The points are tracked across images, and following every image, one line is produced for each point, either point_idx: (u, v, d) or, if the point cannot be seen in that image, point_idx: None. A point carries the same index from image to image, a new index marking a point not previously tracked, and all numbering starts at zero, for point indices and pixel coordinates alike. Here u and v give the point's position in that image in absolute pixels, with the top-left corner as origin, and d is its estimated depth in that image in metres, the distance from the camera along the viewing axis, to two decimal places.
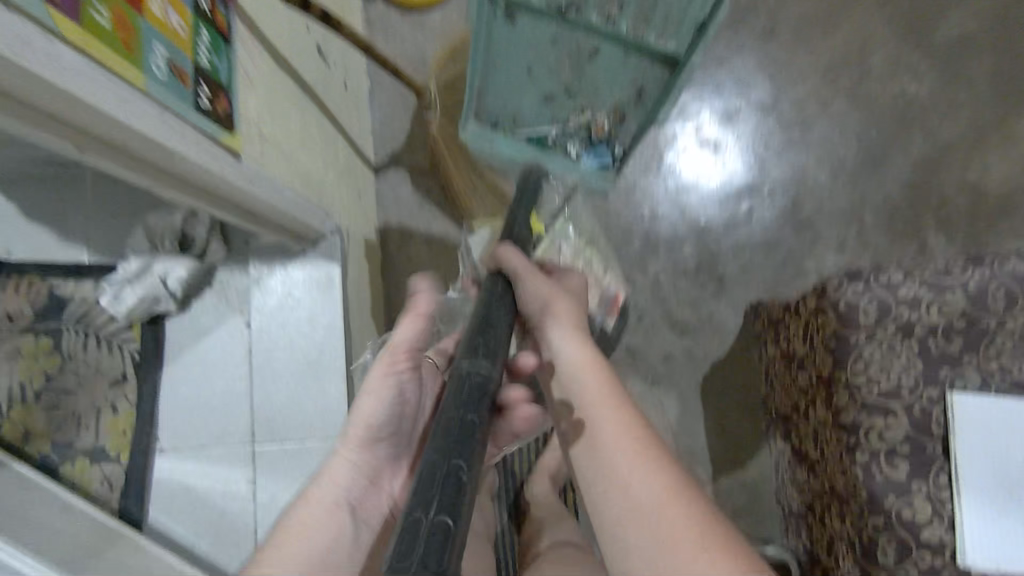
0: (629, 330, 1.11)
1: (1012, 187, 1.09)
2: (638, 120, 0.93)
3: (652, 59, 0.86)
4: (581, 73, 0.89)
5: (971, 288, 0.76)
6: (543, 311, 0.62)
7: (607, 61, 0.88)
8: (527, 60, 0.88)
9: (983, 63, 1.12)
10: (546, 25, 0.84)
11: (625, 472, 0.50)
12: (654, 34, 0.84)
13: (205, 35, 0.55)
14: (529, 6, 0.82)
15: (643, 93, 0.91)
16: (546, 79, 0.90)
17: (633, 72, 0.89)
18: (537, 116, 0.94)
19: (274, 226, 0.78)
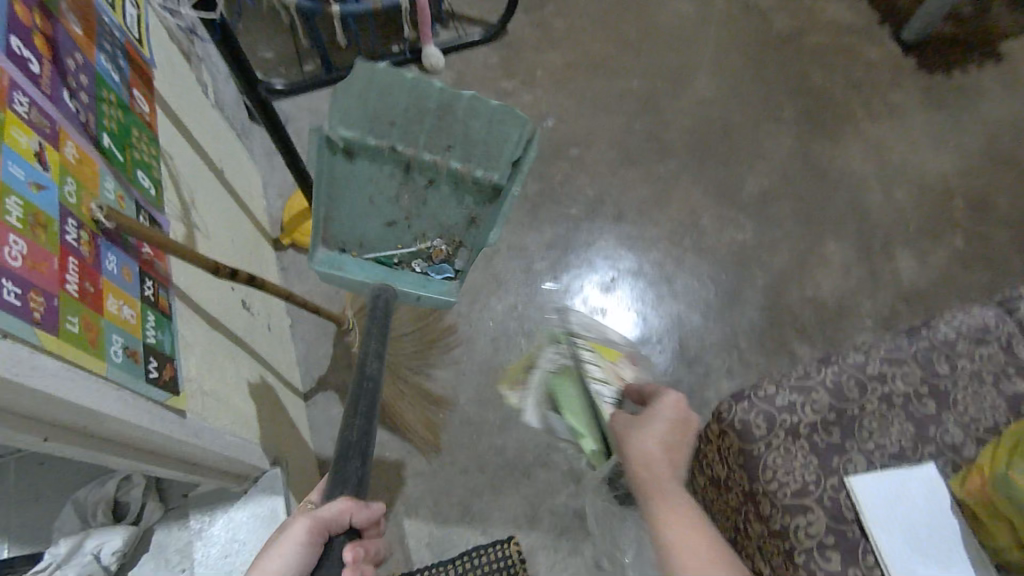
0: (572, 493, 1.17)
1: (840, 293, 1.33)
2: (467, 238, 1.04)
3: (480, 189, 0.98)
4: (417, 199, 1.00)
5: (830, 384, 0.91)
6: (642, 438, 0.79)
7: (439, 191, 0.99)
8: (365, 184, 0.97)
9: (785, 207, 1.41)
10: (383, 161, 0.95)
11: (691, 538, 0.67)
12: (478, 170, 0.95)
13: (150, 318, 0.64)
14: (362, 144, 0.92)
15: (477, 218, 1.02)
16: (385, 198, 0.99)
17: (463, 196, 1.00)
18: (379, 233, 1.03)
19: (216, 472, 0.82)
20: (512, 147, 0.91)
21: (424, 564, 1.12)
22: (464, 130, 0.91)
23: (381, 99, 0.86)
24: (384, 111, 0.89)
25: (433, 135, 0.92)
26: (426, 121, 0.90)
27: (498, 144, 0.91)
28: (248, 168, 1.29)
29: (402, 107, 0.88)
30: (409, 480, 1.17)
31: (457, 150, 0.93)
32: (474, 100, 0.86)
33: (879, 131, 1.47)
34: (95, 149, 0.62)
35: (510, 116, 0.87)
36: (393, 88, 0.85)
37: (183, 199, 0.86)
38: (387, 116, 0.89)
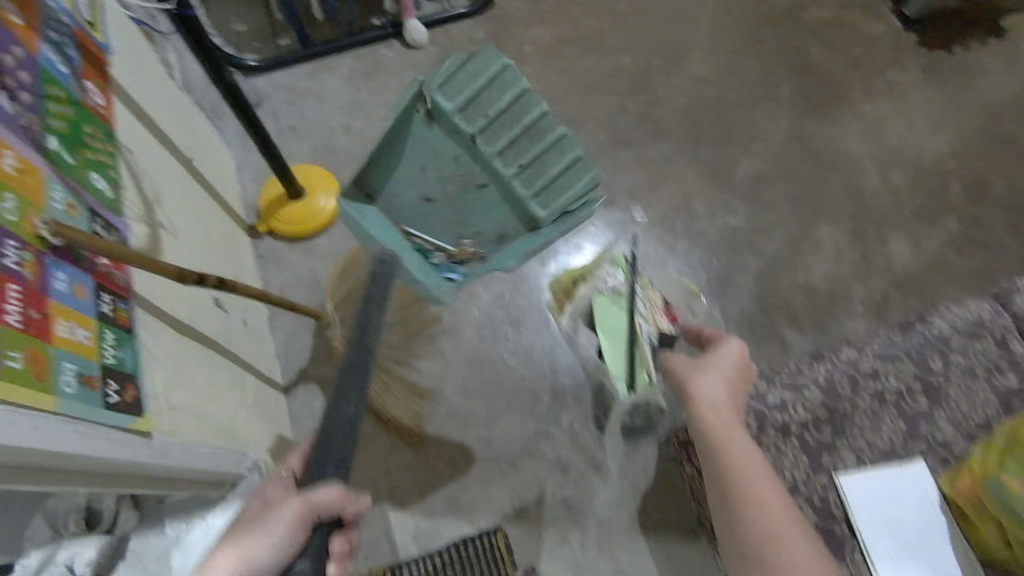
0: (560, 483, 1.15)
1: (832, 279, 1.31)
2: (484, 252, 1.02)
3: (523, 214, 1.00)
4: (462, 198, 1.02)
5: (822, 381, 0.89)
6: (709, 388, 0.76)
7: (489, 196, 1.01)
8: (428, 152, 1.00)
9: (779, 189, 1.37)
10: (455, 144, 1.00)
11: (754, 498, 0.66)
12: (535, 192, 0.99)
13: (109, 335, 0.62)
14: (447, 118, 0.97)
15: (504, 240, 1.01)
16: (435, 178, 1.00)
17: (506, 216, 1.01)
18: (410, 204, 1.01)
19: (191, 482, 0.79)
20: (570, 194, 0.97)
21: (410, 559, 1.10)
22: (539, 152, 0.99)
23: (486, 88, 0.98)
24: (484, 103, 0.98)
25: (513, 143, 0.99)
26: (511, 130, 0.99)
27: (561, 185, 0.98)
28: (220, 153, 1.23)
29: (503, 103, 0.98)
30: (394, 474, 1.15)
31: (524, 171, 0.99)
32: (563, 139, 0.99)
33: (877, 110, 1.43)
34: (40, 156, 0.60)
35: (586, 167, 0.98)
36: (504, 87, 0.98)
37: (147, 196, 0.83)
38: (482, 108, 0.98)
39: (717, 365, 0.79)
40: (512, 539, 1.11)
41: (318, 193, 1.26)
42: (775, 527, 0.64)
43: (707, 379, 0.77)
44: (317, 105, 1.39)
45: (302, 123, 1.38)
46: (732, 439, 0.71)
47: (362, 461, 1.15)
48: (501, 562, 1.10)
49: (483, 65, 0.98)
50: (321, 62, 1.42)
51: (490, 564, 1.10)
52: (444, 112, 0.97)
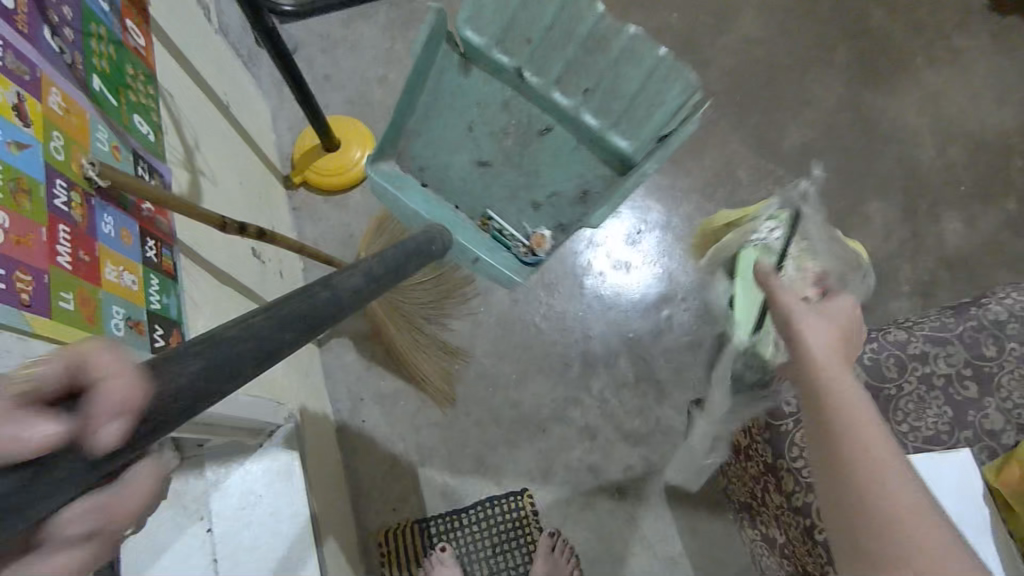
0: (587, 449, 1.15)
1: (879, 257, 1.26)
2: (564, 216, 0.92)
3: (608, 152, 0.90)
4: (523, 149, 0.92)
5: (868, 361, 0.87)
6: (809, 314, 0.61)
7: (557, 138, 0.91)
8: (472, 100, 0.91)
9: (828, 161, 1.32)
10: (500, 86, 0.90)
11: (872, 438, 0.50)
12: (607, 125, 0.88)
13: (155, 282, 0.61)
14: (486, 55, 0.87)
15: (588, 195, 0.92)
16: (487, 133, 0.92)
17: (585, 164, 0.91)
18: (466, 172, 0.92)
19: (230, 429, 0.80)
20: (661, 111, 0.84)
21: (436, 513, 1.12)
22: (604, 69, 0.86)
23: (522, 7, 0.82)
24: (524, 24, 0.84)
25: (567, 74, 0.88)
26: (565, 52, 0.86)
27: (644, 104, 0.85)
28: (256, 101, 1.21)
29: (551, 24, 0.84)
30: (423, 430, 1.16)
31: (593, 99, 0.88)
32: (630, 42, 0.83)
33: (939, 78, 1.35)
34: (85, 96, 0.58)
35: (673, 72, 0.82)
36: (542, 0, 0.82)
37: (187, 142, 0.81)
38: (530, 37, 0.85)
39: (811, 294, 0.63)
40: (537, 500, 1.13)
41: (352, 146, 1.23)
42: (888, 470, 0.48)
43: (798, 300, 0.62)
44: (352, 54, 1.35)
45: (337, 73, 1.34)
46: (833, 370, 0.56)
47: (392, 415, 1.17)
48: (527, 523, 1.10)
49: None
50: (358, 9, 1.38)
51: (515, 524, 1.10)
52: (478, 47, 0.86)
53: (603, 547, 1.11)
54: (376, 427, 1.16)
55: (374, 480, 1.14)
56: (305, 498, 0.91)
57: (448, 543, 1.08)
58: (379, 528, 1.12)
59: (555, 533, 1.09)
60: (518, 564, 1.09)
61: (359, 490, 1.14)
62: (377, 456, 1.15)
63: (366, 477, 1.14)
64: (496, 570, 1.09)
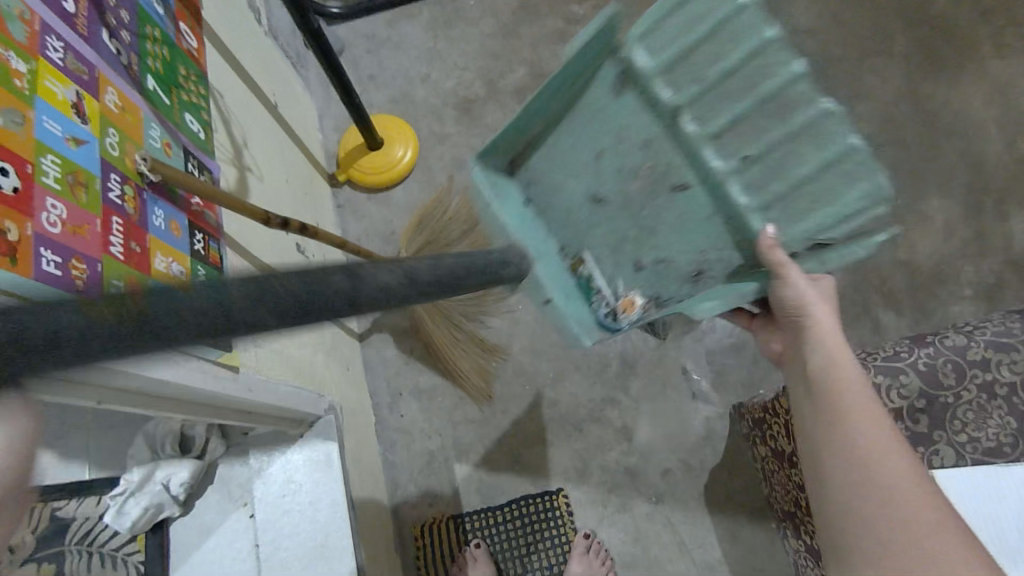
0: (624, 450, 1.13)
1: (939, 258, 1.20)
2: (666, 289, 0.84)
3: (745, 237, 0.79)
4: (650, 199, 0.82)
5: (922, 367, 0.82)
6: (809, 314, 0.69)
7: (691, 202, 0.81)
8: (614, 125, 0.81)
9: (884, 156, 1.26)
10: (650, 119, 0.80)
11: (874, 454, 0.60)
12: (766, 206, 0.77)
13: (202, 272, 0.64)
14: (643, 81, 0.77)
15: (700, 277, 0.81)
16: (614, 169, 0.82)
17: (715, 235, 0.80)
18: (578, 205, 0.84)
19: (273, 417, 0.83)
20: (829, 219, 0.74)
21: (471, 509, 1.12)
22: (791, 184, 0.75)
23: (706, 42, 0.74)
24: (696, 63, 0.76)
25: (740, 130, 0.77)
26: (738, 105, 0.76)
27: (814, 193, 0.75)
28: (303, 100, 1.25)
29: (729, 64, 0.74)
30: (459, 426, 1.17)
31: (754, 167, 0.77)
32: (826, 120, 0.72)
33: (1010, 68, 1.27)
34: (139, 94, 0.61)
35: (861, 171, 0.71)
36: (749, 63, 0.73)
37: (235, 140, 0.84)
38: (693, 62, 0.75)
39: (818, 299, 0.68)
40: (572, 500, 1.12)
41: (396, 143, 1.26)
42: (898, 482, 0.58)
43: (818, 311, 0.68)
44: (396, 54, 1.38)
45: (381, 72, 1.37)
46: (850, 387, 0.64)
47: (429, 410, 1.18)
48: (561, 523, 1.10)
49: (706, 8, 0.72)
50: (402, 8, 1.40)
51: (549, 524, 1.10)
52: (642, 72, 0.77)
53: (640, 550, 1.09)
54: (414, 422, 1.18)
55: (411, 474, 1.16)
56: (342, 487, 0.93)
57: (482, 539, 1.10)
58: (415, 522, 1.13)
59: (591, 535, 1.09)
60: (552, 562, 1.10)
61: (396, 483, 1.15)
62: (415, 450, 1.16)
63: (404, 470, 1.16)
64: (529, 568, 1.10)
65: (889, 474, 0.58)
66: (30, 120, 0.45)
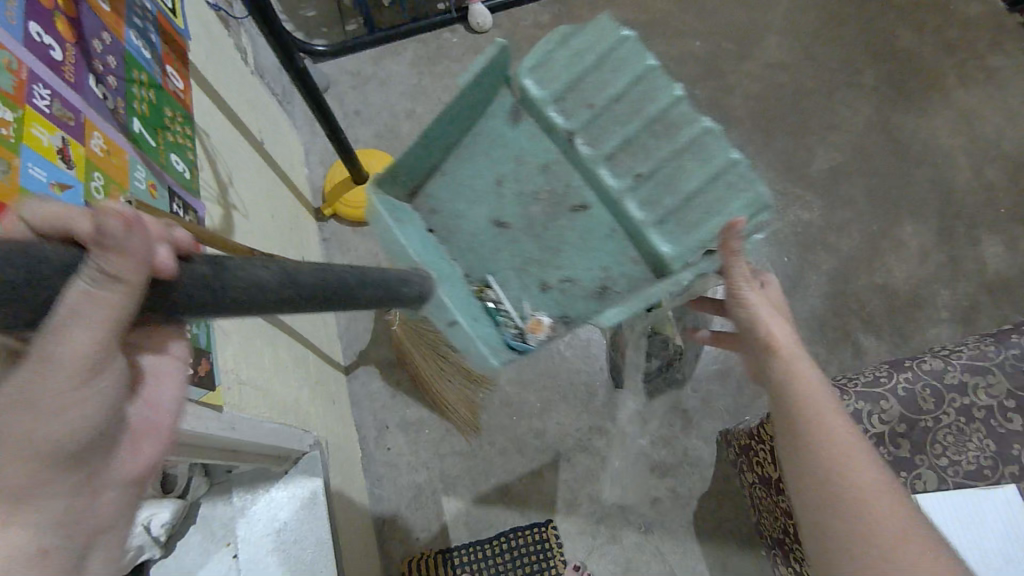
0: (613, 479, 1.13)
1: (916, 283, 1.22)
2: (574, 308, 0.76)
3: (642, 249, 0.77)
4: (550, 219, 0.78)
5: (901, 392, 0.83)
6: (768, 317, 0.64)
7: (589, 222, 0.79)
8: (511, 152, 0.79)
9: (858, 184, 1.29)
10: (547, 139, 0.80)
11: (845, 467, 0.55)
12: (658, 222, 0.76)
13: None
14: (534, 105, 0.78)
15: (607, 292, 0.76)
16: (513, 194, 0.79)
17: (612, 253, 0.78)
18: (481, 230, 0.78)
19: (257, 455, 0.82)
20: (720, 219, 0.72)
21: (460, 543, 1.11)
22: (683, 197, 0.75)
23: (593, 71, 0.77)
24: (587, 90, 0.78)
25: (629, 149, 0.78)
26: (627, 127, 0.77)
27: (701, 207, 0.74)
28: (290, 136, 1.26)
29: (614, 91, 0.77)
30: (446, 458, 1.16)
31: (651, 186, 0.77)
32: (708, 138, 0.74)
33: (974, 99, 1.32)
34: (125, 137, 0.62)
35: (744, 181, 0.72)
36: (636, 88, 0.76)
37: (221, 178, 0.85)
38: (585, 90, 0.78)
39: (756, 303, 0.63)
40: (562, 531, 1.11)
41: None
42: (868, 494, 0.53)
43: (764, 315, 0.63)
44: (382, 90, 1.40)
45: (367, 107, 1.39)
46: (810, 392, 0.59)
47: (417, 443, 1.17)
48: (551, 555, 1.08)
49: (593, 37, 0.77)
50: (388, 46, 1.43)
51: (539, 557, 1.08)
52: (535, 99, 0.77)
53: None
54: (400, 455, 1.16)
55: (398, 509, 1.14)
56: (327, 524, 0.92)
57: (472, 573, 1.07)
58: (403, 558, 1.11)
59: (581, 567, 1.07)
60: None
61: (384, 518, 1.14)
62: (402, 484, 1.15)
63: (390, 505, 1.14)
64: None
65: (854, 485, 0.54)
66: (16, 167, 0.45)
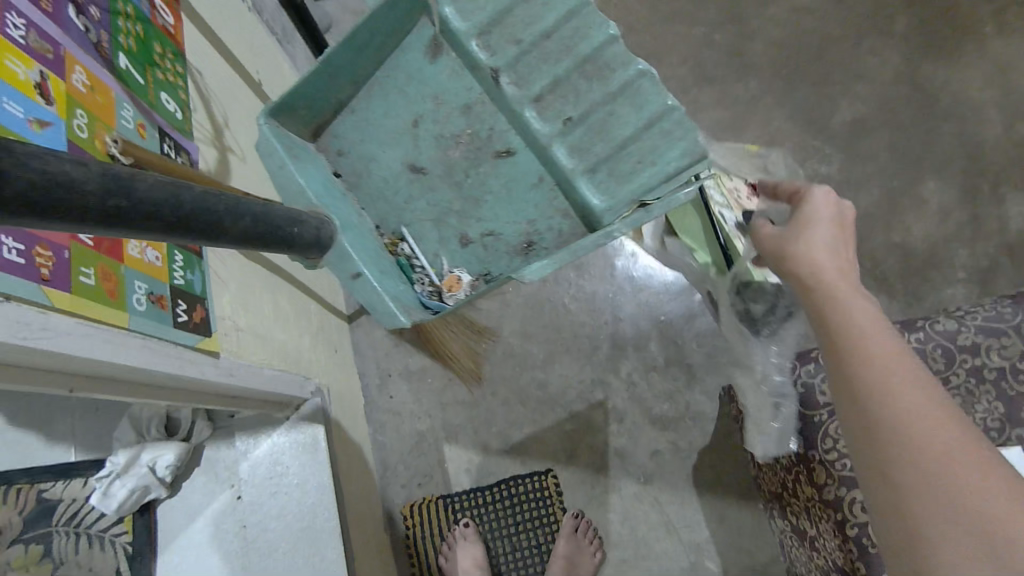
0: (614, 432, 1.13)
1: (933, 242, 1.19)
2: (494, 263, 0.91)
3: (575, 198, 0.90)
4: (471, 167, 0.91)
5: (912, 352, 0.82)
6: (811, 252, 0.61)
7: (514, 167, 0.91)
8: (432, 91, 0.91)
9: (880, 137, 1.24)
10: (473, 78, 0.90)
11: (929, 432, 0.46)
12: (590, 170, 0.88)
13: (179, 257, 0.62)
14: (460, 41, 0.87)
15: (532, 247, 0.91)
16: (432, 137, 0.91)
17: (546, 200, 0.91)
18: (395, 175, 0.92)
19: (258, 401, 0.82)
20: (654, 171, 0.83)
21: (461, 489, 1.12)
22: (613, 145, 0.85)
23: (518, 5, 0.83)
24: (513, 24, 0.84)
25: (556, 97, 0.86)
26: (558, 67, 0.84)
27: (633, 155, 0.84)
28: (290, 77, 1.22)
29: (546, 24, 0.82)
30: (448, 408, 1.16)
31: (584, 132, 0.87)
32: (643, 81, 0.80)
33: (1012, 47, 1.24)
34: (110, 74, 0.59)
35: (679, 130, 0.79)
36: (553, 19, 0.81)
37: (216, 119, 0.82)
38: (512, 24, 0.84)
39: (809, 226, 0.64)
40: (562, 481, 1.12)
41: None
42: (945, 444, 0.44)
43: (810, 253, 0.61)
44: None
45: None
46: (867, 335, 0.52)
47: (419, 392, 1.17)
48: (551, 503, 1.09)
49: None
50: None
51: (538, 504, 1.09)
52: (457, 33, 0.87)
53: (628, 531, 1.10)
54: (403, 403, 1.17)
55: (400, 455, 1.15)
56: (328, 470, 0.92)
57: (472, 518, 1.09)
58: (404, 502, 1.13)
59: (580, 515, 1.08)
60: (541, 542, 1.09)
61: (386, 464, 1.15)
62: (404, 432, 1.16)
63: (392, 451, 1.16)
64: (518, 547, 1.09)
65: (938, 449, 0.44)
66: None
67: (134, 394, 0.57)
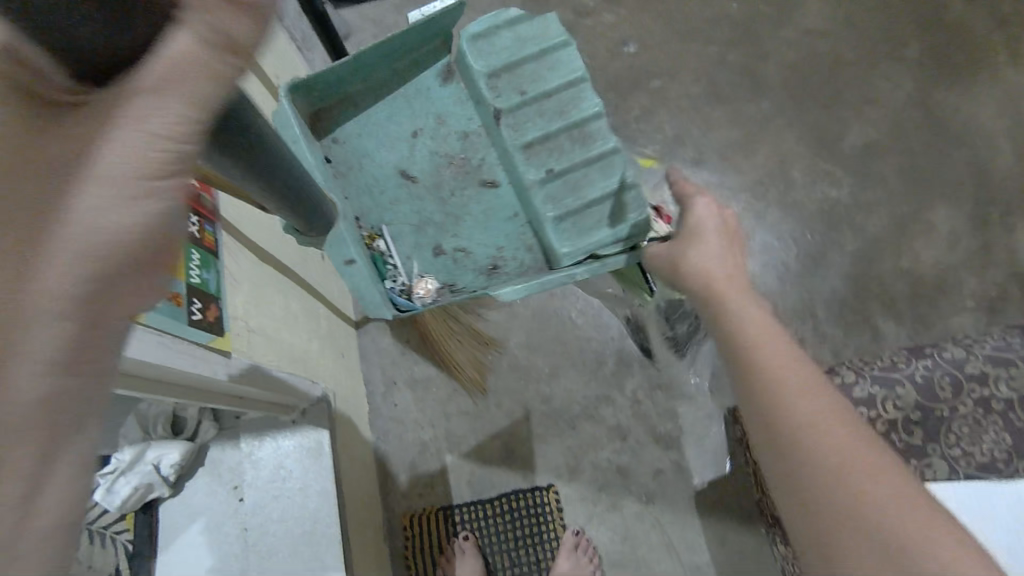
0: (617, 449, 1.13)
1: (942, 269, 1.19)
2: (458, 277, 0.94)
3: (539, 236, 0.94)
4: (458, 188, 0.95)
5: (919, 378, 0.82)
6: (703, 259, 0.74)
7: (495, 198, 0.95)
8: (436, 110, 0.95)
9: (890, 163, 1.25)
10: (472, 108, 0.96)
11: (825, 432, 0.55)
12: (557, 216, 0.92)
13: (195, 256, 0.63)
14: (472, 76, 0.93)
15: (495, 270, 0.94)
16: (427, 152, 0.95)
17: (512, 232, 0.95)
18: (385, 176, 0.95)
19: (265, 402, 0.82)
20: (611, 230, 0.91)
21: (462, 501, 1.12)
22: (580, 198, 0.92)
23: (531, 61, 0.94)
24: (521, 79, 0.93)
25: (541, 143, 0.93)
26: (551, 125, 0.93)
27: (594, 215, 0.92)
28: None
29: (547, 87, 0.93)
30: (452, 418, 1.17)
31: (560, 183, 0.92)
32: (614, 158, 0.93)
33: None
34: None
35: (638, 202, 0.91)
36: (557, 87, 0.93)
37: None
38: (520, 77, 0.94)
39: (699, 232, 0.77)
40: (563, 496, 1.12)
41: None
42: (855, 460, 0.52)
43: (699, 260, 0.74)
44: None
45: None
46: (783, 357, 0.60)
47: (423, 401, 1.18)
48: (551, 518, 1.10)
49: (540, 31, 0.94)
50: None
51: (538, 519, 1.10)
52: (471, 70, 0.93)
53: (629, 549, 1.09)
54: (407, 411, 1.17)
55: (402, 464, 1.15)
56: (332, 475, 0.92)
57: (472, 530, 1.10)
58: (404, 512, 1.13)
59: (580, 532, 1.09)
60: (540, 558, 1.10)
61: (388, 472, 1.15)
62: (407, 440, 1.16)
63: (394, 459, 1.16)
64: (517, 562, 1.10)
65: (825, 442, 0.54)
66: None
67: (144, 388, 0.58)
